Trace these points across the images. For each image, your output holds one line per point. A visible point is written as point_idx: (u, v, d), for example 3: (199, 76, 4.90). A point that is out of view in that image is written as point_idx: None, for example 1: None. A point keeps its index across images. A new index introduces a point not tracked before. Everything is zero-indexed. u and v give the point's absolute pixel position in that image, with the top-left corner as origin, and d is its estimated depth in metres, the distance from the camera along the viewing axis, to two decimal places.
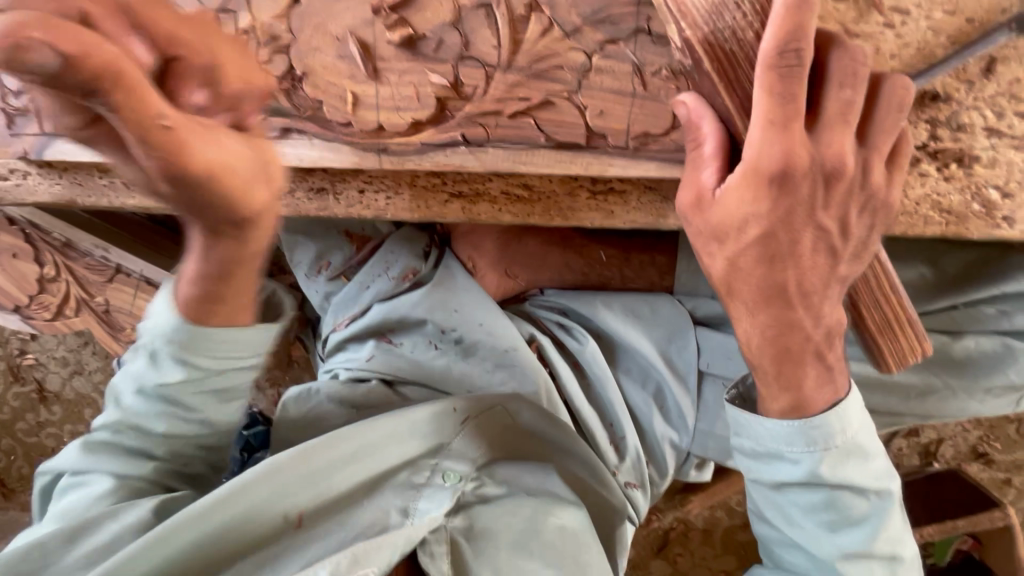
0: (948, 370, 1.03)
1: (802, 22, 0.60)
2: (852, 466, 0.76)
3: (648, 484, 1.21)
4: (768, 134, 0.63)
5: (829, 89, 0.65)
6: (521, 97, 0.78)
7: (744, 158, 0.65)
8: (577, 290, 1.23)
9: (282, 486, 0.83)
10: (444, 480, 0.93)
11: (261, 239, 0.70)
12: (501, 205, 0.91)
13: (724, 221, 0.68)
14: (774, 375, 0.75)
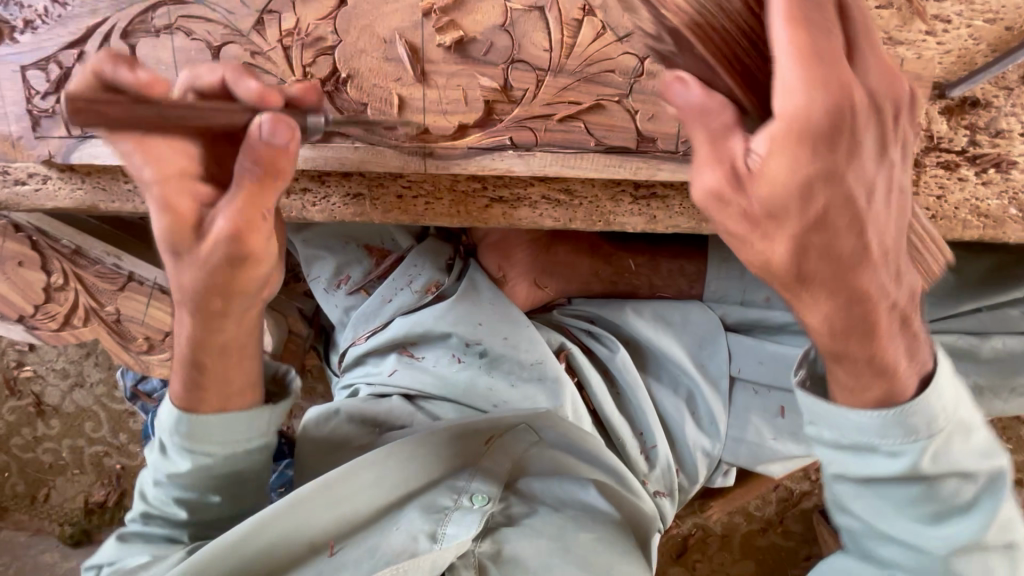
0: (977, 370, 1.04)
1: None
2: (955, 444, 0.69)
3: (677, 492, 1.20)
4: (813, 84, 0.48)
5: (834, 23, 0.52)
6: (571, 101, 0.78)
7: (784, 114, 0.49)
8: (605, 299, 1.23)
9: (308, 515, 0.84)
10: (471, 502, 0.90)
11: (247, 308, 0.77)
12: (542, 210, 0.90)
13: (775, 193, 0.51)
14: (850, 364, 0.65)
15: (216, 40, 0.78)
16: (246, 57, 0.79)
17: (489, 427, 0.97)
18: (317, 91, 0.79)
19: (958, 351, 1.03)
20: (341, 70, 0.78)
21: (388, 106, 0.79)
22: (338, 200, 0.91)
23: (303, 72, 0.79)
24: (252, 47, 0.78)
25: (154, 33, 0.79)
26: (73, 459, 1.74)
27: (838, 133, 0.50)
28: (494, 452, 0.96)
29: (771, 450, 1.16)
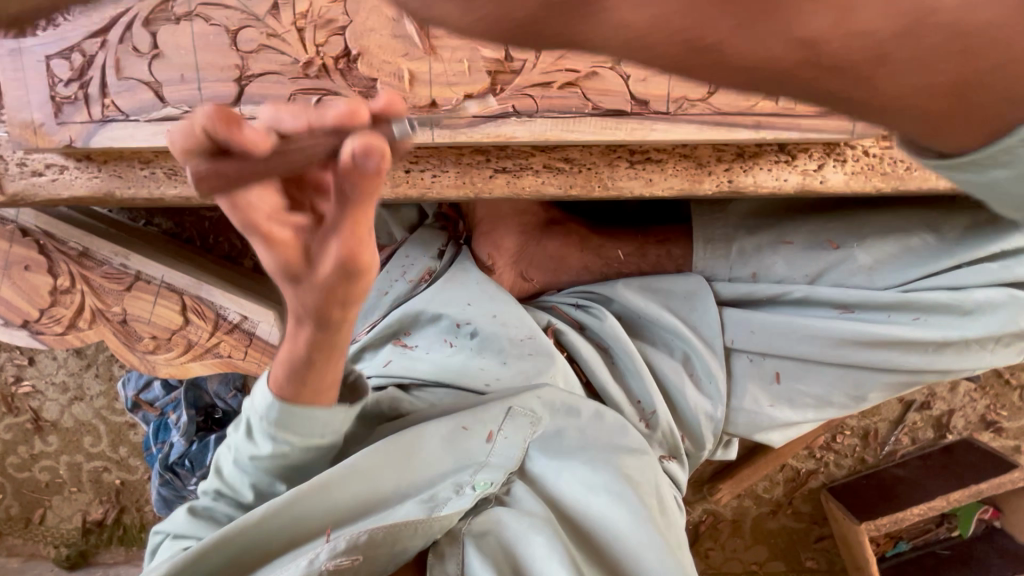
0: (962, 324, 1.08)
1: None
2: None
3: (683, 457, 1.21)
4: None
5: None
6: (568, 69, 0.84)
7: None
8: (598, 283, 1.27)
9: (323, 497, 0.92)
10: (472, 489, 0.95)
11: (358, 296, 0.73)
12: (544, 178, 0.94)
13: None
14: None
15: (233, 25, 0.84)
16: (261, 39, 0.84)
17: (484, 420, 1.02)
18: (330, 70, 0.85)
19: (940, 305, 1.08)
20: (351, 49, 0.84)
21: (398, 80, 0.84)
22: None
23: (315, 51, 0.84)
24: (267, 29, 0.84)
25: (175, 20, 0.85)
26: (71, 476, 1.71)
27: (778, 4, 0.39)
28: (496, 445, 1.01)
29: (768, 416, 1.19)
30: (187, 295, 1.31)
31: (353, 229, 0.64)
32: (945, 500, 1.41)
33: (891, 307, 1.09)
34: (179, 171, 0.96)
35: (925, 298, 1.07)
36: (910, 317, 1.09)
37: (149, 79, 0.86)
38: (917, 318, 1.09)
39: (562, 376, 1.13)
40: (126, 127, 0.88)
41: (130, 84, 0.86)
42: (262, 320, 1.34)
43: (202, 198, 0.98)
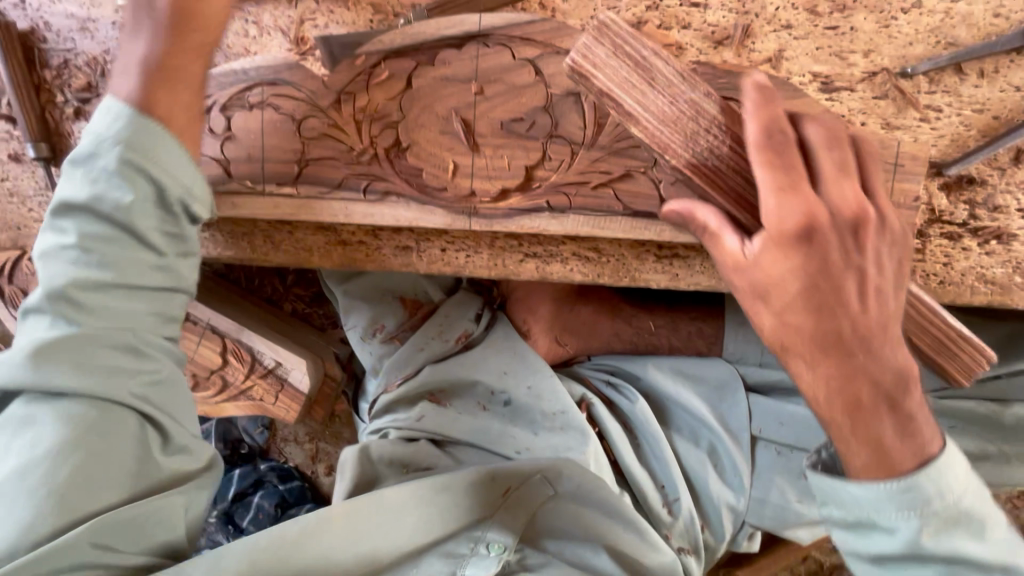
0: (995, 437, 1.05)
1: (774, 116, 0.66)
2: (958, 529, 0.63)
3: (702, 551, 1.17)
4: (782, 199, 0.64)
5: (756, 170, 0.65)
6: (602, 170, 0.88)
7: (766, 221, 0.64)
8: (629, 356, 1.29)
9: (326, 546, 0.82)
10: (490, 550, 0.88)
11: (193, 70, 0.78)
12: (572, 266, 0.98)
13: (765, 279, 0.65)
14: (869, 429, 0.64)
15: (299, 114, 0.92)
16: (323, 128, 0.92)
17: (507, 474, 0.97)
18: (381, 158, 0.92)
19: (976, 417, 1.04)
20: (403, 141, 0.91)
21: (443, 171, 0.91)
22: (389, 251, 1.02)
23: (369, 141, 0.92)
24: (329, 120, 0.92)
25: (248, 107, 0.93)
26: None
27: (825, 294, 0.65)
28: (514, 502, 0.95)
29: (796, 512, 1.15)
30: (229, 338, 1.38)
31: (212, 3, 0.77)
32: None
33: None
34: (237, 235, 1.04)
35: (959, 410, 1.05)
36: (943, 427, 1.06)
37: (219, 156, 0.95)
38: (953, 429, 1.05)
39: (593, 455, 1.14)
40: None
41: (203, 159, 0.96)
42: (295, 367, 1.38)
43: (255, 259, 1.06)
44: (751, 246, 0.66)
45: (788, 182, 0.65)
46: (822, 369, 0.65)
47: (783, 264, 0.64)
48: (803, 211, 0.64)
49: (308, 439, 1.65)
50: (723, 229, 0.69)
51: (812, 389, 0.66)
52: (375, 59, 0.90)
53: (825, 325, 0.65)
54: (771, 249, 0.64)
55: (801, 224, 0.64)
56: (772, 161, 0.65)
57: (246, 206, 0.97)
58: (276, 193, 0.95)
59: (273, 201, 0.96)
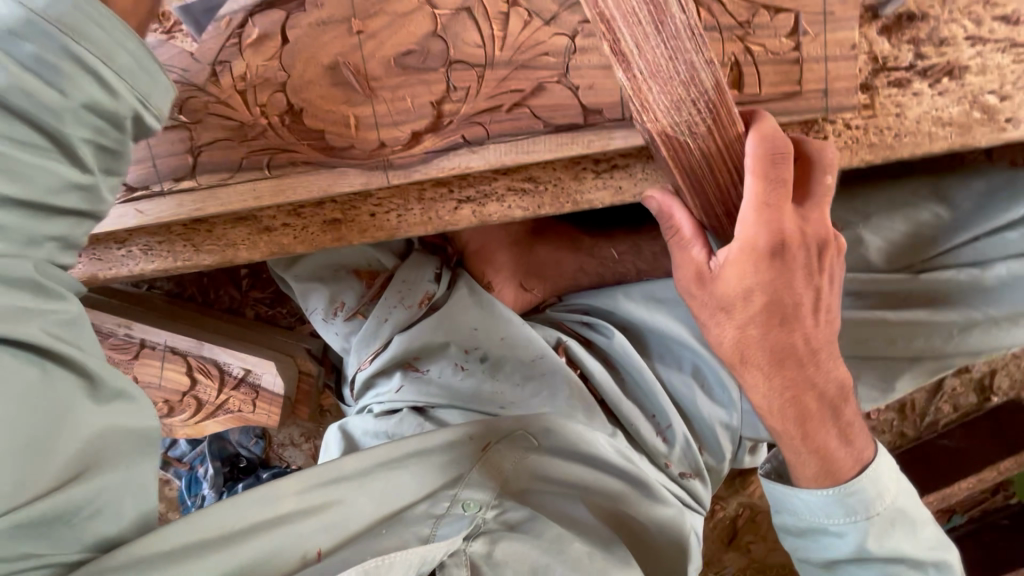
0: (986, 303, 0.96)
1: (783, 152, 0.65)
2: (896, 531, 0.77)
3: (706, 473, 1.17)
4: (761, 216, 0.65)
5: (749, 183, 0.65)
6: (514, 89, 0.80)
7: (740, 238, 0.66)
8: (597, 289, 1.25)
9: (293, 527, 0.77)
10: (465, 510, 0.83)
11: None
12: (509, 201, 0.92)
13: (728, 293, 0.68)
14: (813, 436, 0.76)
15: (177, 97, 0.84)
16: (205, 108, 0.84)
17: (486, 430, 0.94)
18: (276, 127, 0.84)
19: (954, 287, 0.97)
20: (294, 103, 0.83)
21: (345, 127, 0.83)
22: (315, 228, 0.95)
23: (259, 111, 0.83)
24: (210, 97, 0.83)
25: None
26: None
27: (784, 307, 0.69)
28: (493, 457, 0.91)
29: None
30: (191, 356, 1.34)
31: None
32: None
33: (905, 291, 1.00)
34: (156, 245, 0.98)
35: (937, 279, 0.98)
36: (925, 305, 0.99)
37: None
38: (931, 299, 0.99)
39: (578, 394, 1.12)
40: None
41: None
42: (265, 370, 1.35)
43: (180, 267, 0.99)
44: (716, 260, 0.68)
45: (776, 204, 0.66)
46: (764, 394, 0.74)
47: (749, 276, 0.67)
48: (780, 240, 0.66)
49: (303, 439, 1.63)
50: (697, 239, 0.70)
51: (756, 390, 0.74)
52: (240, 18, 0.80)
53: (779, 340, 0.71)
54: (746, 261, 0.66)
55: (771, 246, 0.66)
56: (773, 181, 0.65)
57: (150, 211, 0.88)
58: (176, 190, 0.87)
59: (175, 200, 0.88)
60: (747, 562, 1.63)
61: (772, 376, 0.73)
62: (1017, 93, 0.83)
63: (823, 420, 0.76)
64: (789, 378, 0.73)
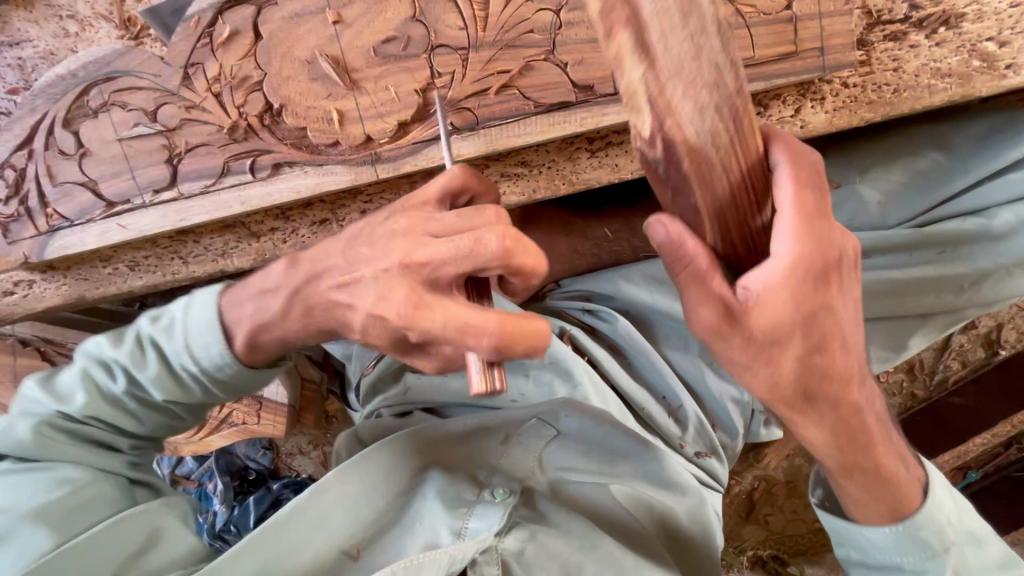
0: (992, 252, 0.95)
1: (816, 170, 0.50)
2: (970, 558, 0.66)
3: (721, 450, 1.15)
4: (802, 241, 0.48)
5: (785, 195, 0.49)
6: (500, 71, 0.77)
7: (778, 266, 0.48)
8: (594, 273, 1.21)
9: (326, 518, 0.74)
10: (494, 496, 0.82)
11: None
12: (504, 187, 0.89)
13: (766, 329, 0.50)
14: (862, 476, 0.64)
15: (150, 105, 0.80)
16: (182, 113, 0.80)
17: (499, 423, 0.91)
18: (256, 128, 0.80)
19: (959, 238, 0.96)
20: (273, 102, 0.79)
21: (328, 123, 0.80)
22: (306, 229, 0.92)
23: (237, 113, 0.80)
24: (185, 102, 0.80)
25: (92, 114, 0.81)
26: None
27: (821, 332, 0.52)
28: (514, 450, 0.89)
29: None
30: None
31: None
32: None
33: (911, 247, 0.97)
34: (144, 261, 0.95)
35: (943, 230, 0.96)
36: (932, 253, 0.97)
37: (84, 179, 0.83)
38: (942, 253, 0.97)
39: (591, 381, 1.09)
40: (74, 232, 0.86)
41: (67, 188, 0.84)
42: None
43: (170, 281, 0.96)
44: (746, 290, 0.49)
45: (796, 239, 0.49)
46: (811, 429, 0.60)
47: (790, 311, 0.49)
48: (804, 268, 0.49)
49: (312, 446, 1.61)
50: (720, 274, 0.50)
51: (809, 436, 0.61)
52: (209, 16, 0.76)
53: (812, 374, 0.55)
54: (777, 295, 0.49)
55: (807, 277, 0.49)
56: (802, 215, 0.49)
57: (133, 225, 0.85)
58: (158, 201, 0.84)
59: (159, 212, 0.84)
60: (766, 534, 1.63)
61: (806, 417, 0.59)
62: (1017, 37, 0.80)
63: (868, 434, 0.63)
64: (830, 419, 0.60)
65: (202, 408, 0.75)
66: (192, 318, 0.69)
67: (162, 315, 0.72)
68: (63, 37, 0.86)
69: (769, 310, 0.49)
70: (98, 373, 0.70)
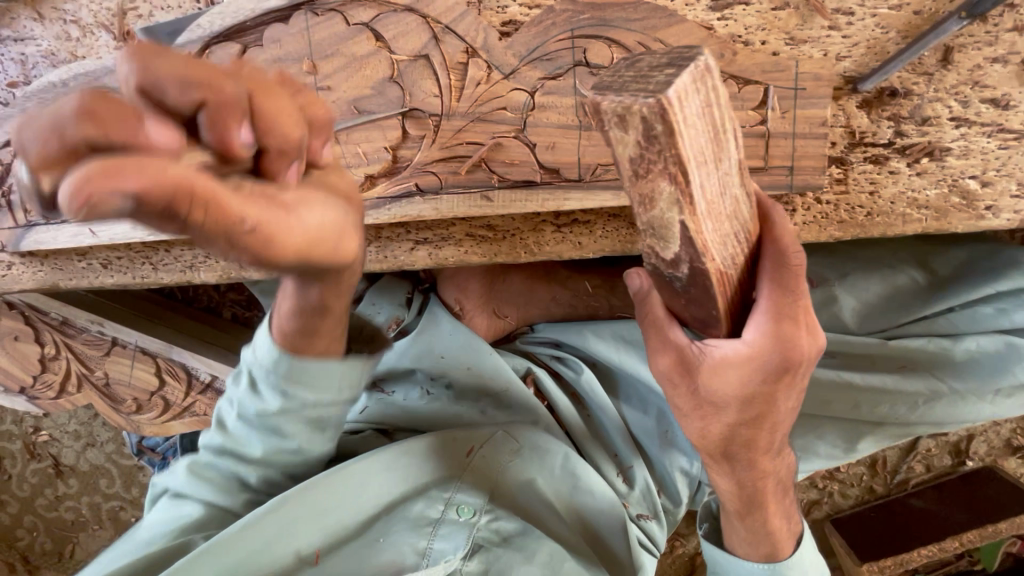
0: (947, 372, 0.93)
1: (656, 322, 0.60)
2: None
3: (663, 514, 1.11)
4: (760, 331, 0.54)
5: (670, 334, 0.59)
6: (468, 141, 0.78)
7: (678, 350, 0.58)
8: (566, 322, 1.20)
9: (292, 522, 0.75)
10: (458, 516, 0.81)
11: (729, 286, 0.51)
12: (465, 247, 0.89)
13: (724, 391, 0.57)
14: (755, 531, 0.75)
15: None
16: None
17: (468, 434, 0.90)
18: None
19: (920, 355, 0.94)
20: None
21: None
22: None
23: None
24: None
25: None
26: (93, 514, 1.82)
27: (761, 390, 0.57)
28: (478, 463, 0.88)
29: None
30: (161, 357, 1.36)
31: (779, 251, 0.52)
32: (958, 540, 1.30)
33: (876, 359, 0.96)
34: (115, 261, 0.98)
35: (907, 346, 0.94)
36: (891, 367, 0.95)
37: None
38: (902, 366, 0.95)
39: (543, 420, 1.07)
40: (50, 230, 0.90)
41: None
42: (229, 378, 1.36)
43: (138, 283, 0.99)
44: (702, 345, 0.57)
45: (776, 295, 0.53)
46: (720, 475, 0.70)
47: (747, 368, 0.56)
48: (774, 321, 0.53)
49: None
50: (653, 293, 0.60)
51: (717, 481, 0.71)
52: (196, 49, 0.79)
53: (740, 395, 0.58)
54: (734, 368, 0.56)
55: (767, 344, 0.54)
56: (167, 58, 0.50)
57: (104, 232, 0.88)
58: None
59: (131, 223, 0.87)
60: None
61: (727, 453, 0.66)
62: (1000, 180, 0.79)
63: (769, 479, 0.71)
64: (732, 461, 0.67)
65: (322, 421, 0.74)
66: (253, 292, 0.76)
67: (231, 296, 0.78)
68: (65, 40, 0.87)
69: (714, 376, 0.57)
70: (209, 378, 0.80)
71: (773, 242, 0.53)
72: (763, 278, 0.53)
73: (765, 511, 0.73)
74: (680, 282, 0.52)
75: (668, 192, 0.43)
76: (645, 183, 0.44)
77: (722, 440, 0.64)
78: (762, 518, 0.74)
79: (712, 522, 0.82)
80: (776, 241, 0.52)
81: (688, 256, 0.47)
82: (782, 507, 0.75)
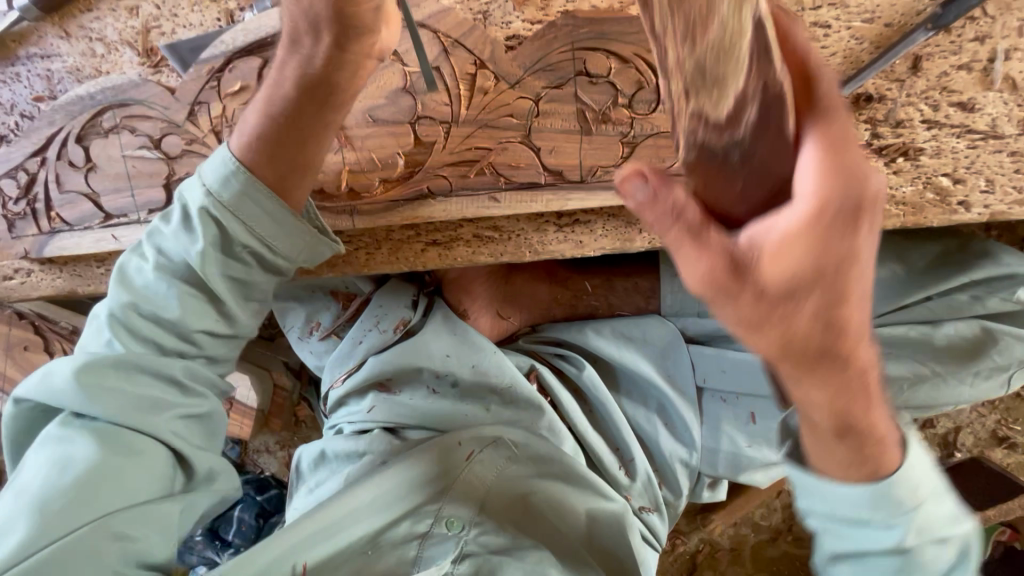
0: (930, 358, 0.99)
1: (688, 215, 0.45)
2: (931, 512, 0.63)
3: (663, 506, 1.15)
4: (824, 176, 0.43)
5: (707, 232, 0.45)
6: (476, 146, 0.83)
7: (721, 248, 0.45)
8: (567, 322, 1.25)
9: (303, 538, 0.79)
10: (448, 529, 0.85)
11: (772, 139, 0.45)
12: (473, 248, 0.94)
13: (777, 279, 0.44)
14: (847, 441, 0.59)
15: (157, 133, 0.88)
16: (184, 145, 0.88)
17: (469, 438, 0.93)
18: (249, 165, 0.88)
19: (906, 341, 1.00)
20: None
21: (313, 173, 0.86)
22: None
23: None
24: (188, 135, 0.87)
25: (104, 134, 0.89)
26: None
27: (825, 275, 0.45)
28: (476, 466, 0.91)
29: (747, 457, 1.12)
30: None
31: (815, 87, 0.46)
32: None
33: None
34: None
35: (891, 332, 0.99)
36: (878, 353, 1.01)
37: (88, 191, 0.91)
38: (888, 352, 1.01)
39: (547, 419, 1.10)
40: (73, 236, 0.93)
41: (71, 196, 0.91)
42: None
43: None
44: (748, 236, 0.45)
45: (828, 140, 0.44)
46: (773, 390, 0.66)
47: (807, 237, 0.43)
48: (836, 163, 0.43)
49: (279, 446, 1.64)
50: (672, 186, 0.45)
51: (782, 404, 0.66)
52: (219, 63, 0.84)
53: (815, 296, 0.45)
54: (797, 249, 0.43)
55: (837, 197, 0.43)
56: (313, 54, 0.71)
57: (125, 237, 0.92)
58: (152, 220, 0.91)
59: None
60: None
61: (808, 376, 0.51)
62: (970, 177, 0.85)
63: (857, 399, 0.56)
64: (828, 388, 0.53)
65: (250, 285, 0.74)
66: (208, 171, 0.71)
67: (191, 182, 0.72)
68: (90, 56, 0.92)
69: (768, 263, 0.44)
70: (137, 281, 0.72)
71: (803, 98, 0.46)
72: (802, 130, 0.45)
73: (858, 436, 0.59)
74: (736, 149, 0.45)
75: (748, 85, 0.43)
76: (714, 82, 0.44)
77: (803, 363, 0.50)
78: (853, 433, 0.59)
79: (793, 438, 0.65)
80: (811, 79, 0.46)
81: (757, 82, 0.43)
82: (885, 409, 0.60)
